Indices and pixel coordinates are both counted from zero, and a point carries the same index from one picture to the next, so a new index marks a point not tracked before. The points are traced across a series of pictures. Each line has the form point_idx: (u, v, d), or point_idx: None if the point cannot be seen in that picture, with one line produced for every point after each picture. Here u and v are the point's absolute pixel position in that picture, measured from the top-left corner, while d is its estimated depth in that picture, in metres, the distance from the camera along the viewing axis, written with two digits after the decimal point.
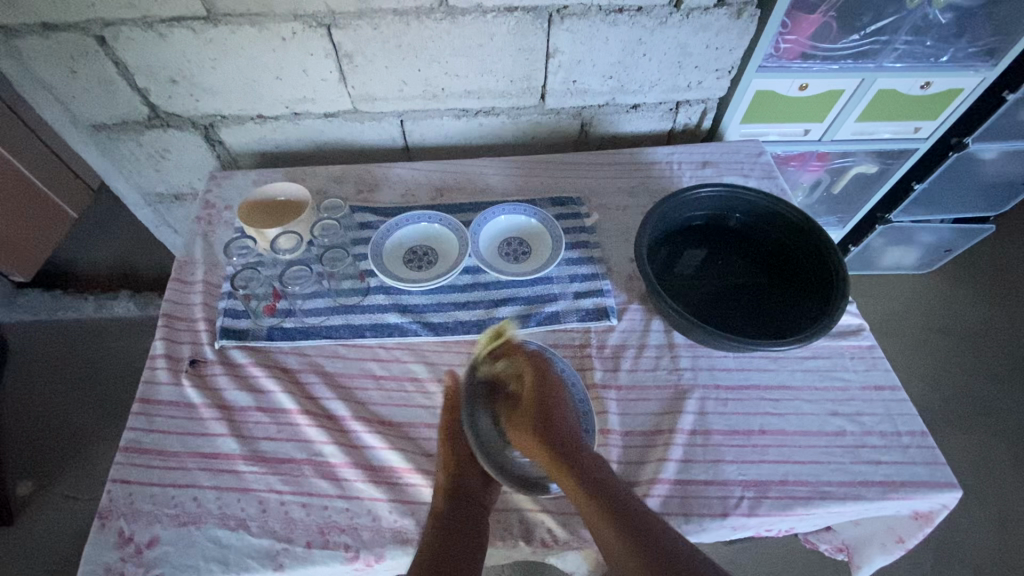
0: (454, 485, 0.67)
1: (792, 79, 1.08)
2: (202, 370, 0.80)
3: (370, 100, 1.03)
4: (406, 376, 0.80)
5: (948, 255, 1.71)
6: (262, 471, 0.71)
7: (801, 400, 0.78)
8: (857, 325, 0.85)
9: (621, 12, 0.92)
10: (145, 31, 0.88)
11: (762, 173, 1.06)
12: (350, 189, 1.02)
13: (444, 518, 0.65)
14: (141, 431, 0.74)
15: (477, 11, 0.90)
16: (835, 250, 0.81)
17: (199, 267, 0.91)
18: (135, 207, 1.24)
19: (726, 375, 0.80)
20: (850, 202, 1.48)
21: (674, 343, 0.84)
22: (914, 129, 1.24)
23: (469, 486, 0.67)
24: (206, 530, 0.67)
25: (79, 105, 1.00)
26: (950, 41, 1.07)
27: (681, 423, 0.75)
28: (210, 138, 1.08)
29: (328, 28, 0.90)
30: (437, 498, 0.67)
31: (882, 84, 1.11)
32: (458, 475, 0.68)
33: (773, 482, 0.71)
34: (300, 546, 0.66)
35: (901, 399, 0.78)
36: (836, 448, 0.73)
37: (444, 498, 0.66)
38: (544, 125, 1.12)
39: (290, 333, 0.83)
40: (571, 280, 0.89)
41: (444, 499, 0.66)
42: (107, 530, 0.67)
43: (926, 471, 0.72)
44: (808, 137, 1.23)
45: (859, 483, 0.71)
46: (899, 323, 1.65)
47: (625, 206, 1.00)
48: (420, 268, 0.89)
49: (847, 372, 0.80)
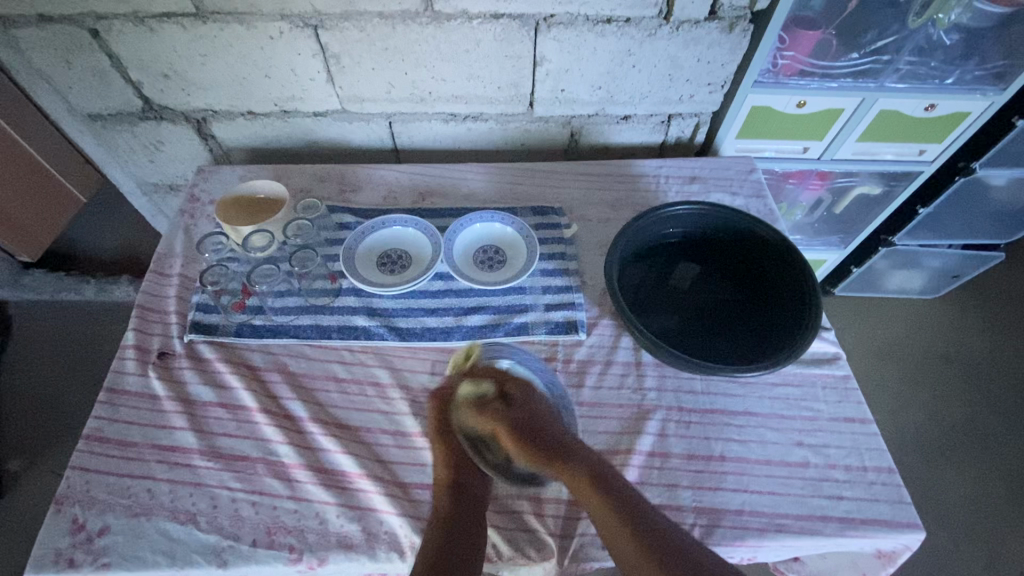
0: (456, 480, 0.67)
1: (789, 95, 1.03)
2: (169, 362, 0.81)
3: (358, 101, 1.03)
4: (369, 381, 0.80)
5: (956, 281, 1.64)
6: (217, 467, 0.72)
7: (767, 427, 0.76)
8: (833, 354, 0.83)
9: (610, 23, 0.91)
10: (136, 26, 0.89)
11: (750, 192, 1.04)
12: (333, 188, 1.03)
13: (447, 512, 0.65)
14: (104, 420, 0.75)
15: (463, 17, 0.90)
16: (807, 268, 0.81)
17: (177, 260, 0.93)
18: (132, 195, 1.27)
19: (691, 398, 0.78)
20: (852, 223, 1.44)
21: (641, 361, 0.82)
22: (919, 151, 1.19)
23: (469, 481, 0.68)
24: (156, 523, 0.67)
25: (75, 96, 1.02)
26: (957, 63, 1.03)
27: (640, 445, 0.74)
28: (202, 132, 1.10)
29: (315, 28, 0.90)
30: (438, 495, 0.67)
31: (883, 105, 1.06)
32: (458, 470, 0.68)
33: (729, 511, 0.69)
34: (246, 545, 0.66)
35: (871, 432, 0.75)
36: (797, 480, 0.71)
37: (445, 492, 0.67)
38: (533, 132, 1.12)
39: (259, 330, 0.84)
40: (544, 291, 0.88)
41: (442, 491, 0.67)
42: (62, 516, 0.68)
43: (890, 510, 0.69)
44: (807, 156, 1.19)
45: (817, 518, 0.69)
46: (901, 348, 1.60)
47: (607, 219, 0.99)
48: (393, 272, 0.90)
49: (818, 402, 0.78)
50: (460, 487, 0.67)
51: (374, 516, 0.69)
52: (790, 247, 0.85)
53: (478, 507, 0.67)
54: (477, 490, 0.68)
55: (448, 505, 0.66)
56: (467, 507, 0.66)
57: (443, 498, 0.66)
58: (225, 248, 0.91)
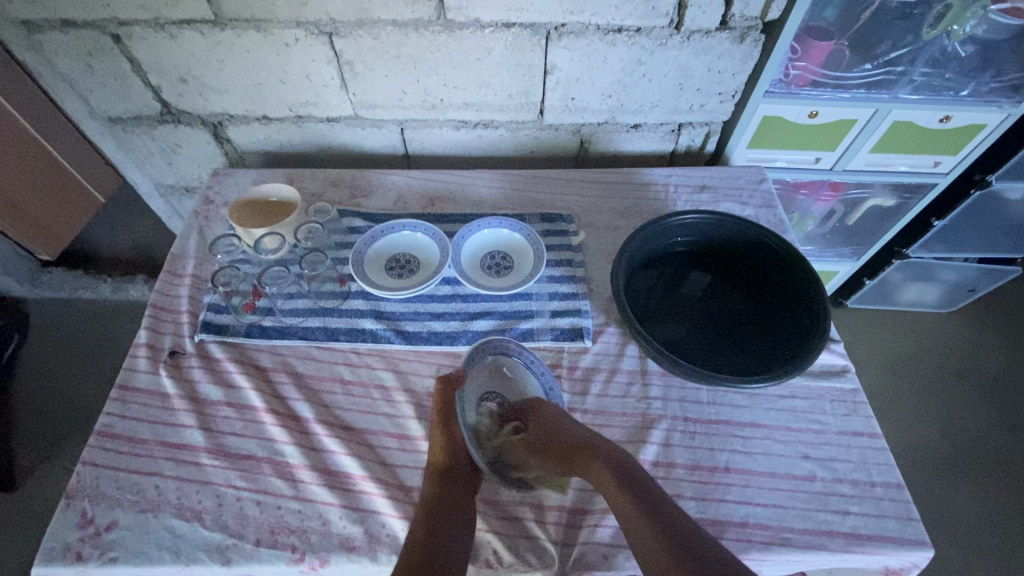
0: (447, 466, 0.68)
1: (800, 106, 1.03)
2: (179, 361, 0.82)
3: (370, 107, 1.05)
4: (375, 383, 0.80)
5: (971, 296, 1.61)
6: (223, 466, 0.73)
7: (773, 439, 0.75)
8: (841, 367, 0.82)
9: (620, 32, 0.92)
10: (157, 32, 0.92)
11: (760, 202, 1.03)
12: (344, 193, 1.04)
13: (435, 498, 0.65)
14: (115, 416, 0.76)
15: (475, 26, 0.91)
16: (818, 281, 0.81)
17: (190, 261, 0.94)
18: (149, 197, 1.30)
19: (697, 408, 0.78)
20: (865, 235, 1.42)
21: (646, 369, 0.82)
22: (933, 163, 1.18)
23: (460, 469, 0.68)
24: (162, 519, 0.68)
25: (96, 99, 1.05)
26: (972, 75, 1.02)
27: (643, 454, 0.74)
28: (218, 136, 1.12)
29: (329, 36, 0.92)
30: (428, 481, 0.67)
31: (897, 116, 1.05)
32: (454, 458, 0.68)
33: (733, 523, 0.68)
34: (249, 543, 0.67)
35: (879, 447, 0.74)
36: (803, 493, 0.70)
37: (435, 477, 0.67)
38: (543, 140, 1.12)
39: (267, 331, 0.85)
40: (550, 298, 0.89)
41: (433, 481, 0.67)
42: (71, 510, 0.69)
43: (897, 527, 0.68)
44: (819, 166, 1.18)
45: (823, 533, 0.68)
46: (915, 363, 1.57)
47: (615, 226, 0.99)
48: (400, 276, 0.90)
49: (825, 416, 0.77)
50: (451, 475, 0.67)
51: (376, 518, 0.69)
52: (800, 257, 0.85)
53: (466, 498, 0.66)
54: (467, 481, 0.68)
55: (437, 492, 0.65)
56: (455, 497, 0.65)
57: (432, 484, 0.66)
58: (236, 249, 0.93)
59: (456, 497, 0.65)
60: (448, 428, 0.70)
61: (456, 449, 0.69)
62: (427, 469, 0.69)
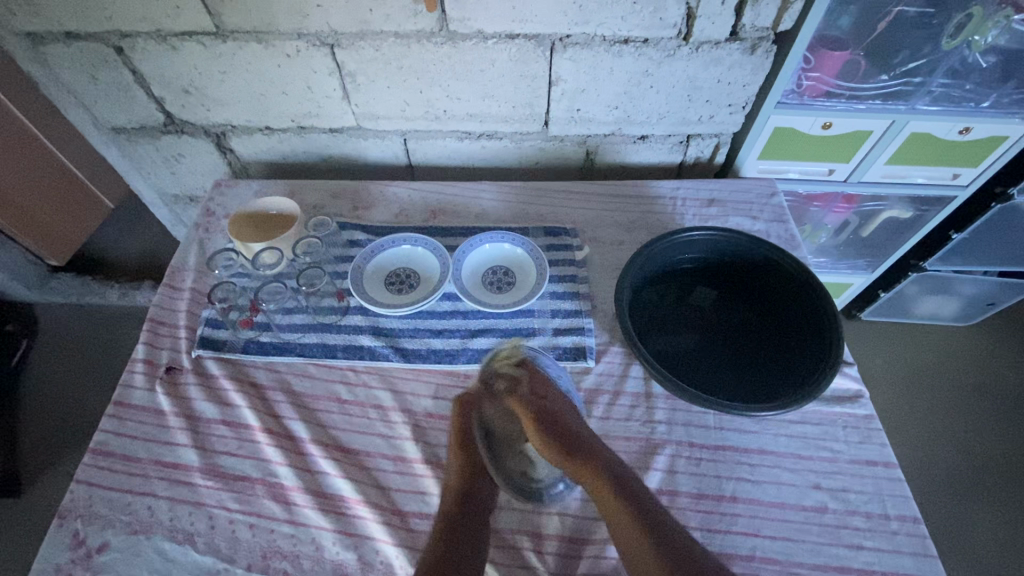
0: (465, 487, 0.67)
1: (814, 117, 1.00)
2: (176, 378, 0.81)
3: (373, 118, 1.03)
4: (372, 403, 0.79)
5: (991, 310, 1.55)
6: (216, 487, 0.71)
7: (782, 467, 0.72)
8: (854, 392, 0.79)
9: (627, 43, 0.89)
10: (158, 43, 0.91)
11: (770, 216, 1.00)
12: (345, 205, 1.03)
13: (454, 518, 0.64)
14: (110, 434, 0.75)
15: (478, 37, 0.89)
16: (829, 303, 0.78)
17: (189, 274, 0.94)
18: (153, 205, 1.30)
19: (703, 434, 0.75)
20: (880, 247, 1.38)
21: (651, 392, 0.79)
22: (952, 175, 1.13)
23: (479, 486, 0.68)
24: (153, 541, 0.67)
25: (100, 110, 1.04)
26: (994, 86, 0.97)
27: (647, 482, 0.71)
28: (222, 146, 1.11)
29: (331, 47, 0.91)
30: (445, 500, 0.67)
31: (915, 127, 1.02)
32: (472, 475, 0.68)
33: (740, 556, 0.66)
34: (241, 568, 0.66)
35: (895, 478, 0.71)
36: (813, 526, 0.67)
37: (455, 496, 0.67)
38: (547, 150, 1.10)
39: (264, 347, 0.84)
40: (552, 315, 0.86)
41: (453, 499, 0.66)
42: (63, 530, 0.68)
43: (913, 564, 0.65)
44: (833, 178, 1.15)
45: (834, 568, 0.65)
46: (930, 378, 1.52)
47: (620, 241, 0.97)
48: (400, 291, 0.89)
49: (837, 443, 0.74)
50: (469, 492, 0.67)
51: (370, 544, 0.68)
52: (811, 278, 0.82)
53: (482, 518, 0.66)
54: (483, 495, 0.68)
55: (455, 512, 0.65)
56: (473, 515, 0.65)
57: (451, 504, 0.66)
58: (235, 263, 0.93)
59: (474, 519, 0.65)
60: (466, 452, 0.70)
61: (474, 472, 0.69)
62: (444, 488, 0.69)
